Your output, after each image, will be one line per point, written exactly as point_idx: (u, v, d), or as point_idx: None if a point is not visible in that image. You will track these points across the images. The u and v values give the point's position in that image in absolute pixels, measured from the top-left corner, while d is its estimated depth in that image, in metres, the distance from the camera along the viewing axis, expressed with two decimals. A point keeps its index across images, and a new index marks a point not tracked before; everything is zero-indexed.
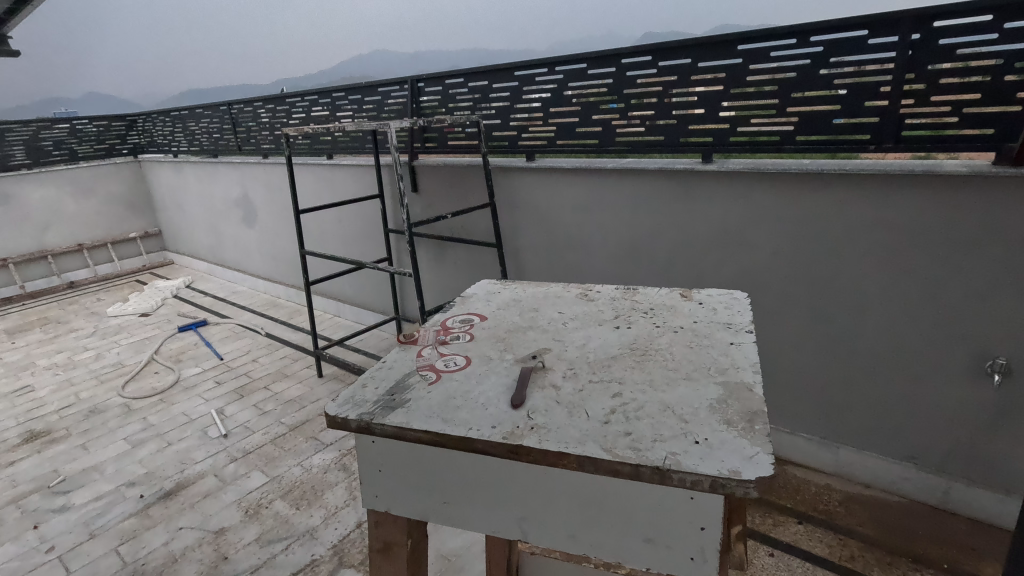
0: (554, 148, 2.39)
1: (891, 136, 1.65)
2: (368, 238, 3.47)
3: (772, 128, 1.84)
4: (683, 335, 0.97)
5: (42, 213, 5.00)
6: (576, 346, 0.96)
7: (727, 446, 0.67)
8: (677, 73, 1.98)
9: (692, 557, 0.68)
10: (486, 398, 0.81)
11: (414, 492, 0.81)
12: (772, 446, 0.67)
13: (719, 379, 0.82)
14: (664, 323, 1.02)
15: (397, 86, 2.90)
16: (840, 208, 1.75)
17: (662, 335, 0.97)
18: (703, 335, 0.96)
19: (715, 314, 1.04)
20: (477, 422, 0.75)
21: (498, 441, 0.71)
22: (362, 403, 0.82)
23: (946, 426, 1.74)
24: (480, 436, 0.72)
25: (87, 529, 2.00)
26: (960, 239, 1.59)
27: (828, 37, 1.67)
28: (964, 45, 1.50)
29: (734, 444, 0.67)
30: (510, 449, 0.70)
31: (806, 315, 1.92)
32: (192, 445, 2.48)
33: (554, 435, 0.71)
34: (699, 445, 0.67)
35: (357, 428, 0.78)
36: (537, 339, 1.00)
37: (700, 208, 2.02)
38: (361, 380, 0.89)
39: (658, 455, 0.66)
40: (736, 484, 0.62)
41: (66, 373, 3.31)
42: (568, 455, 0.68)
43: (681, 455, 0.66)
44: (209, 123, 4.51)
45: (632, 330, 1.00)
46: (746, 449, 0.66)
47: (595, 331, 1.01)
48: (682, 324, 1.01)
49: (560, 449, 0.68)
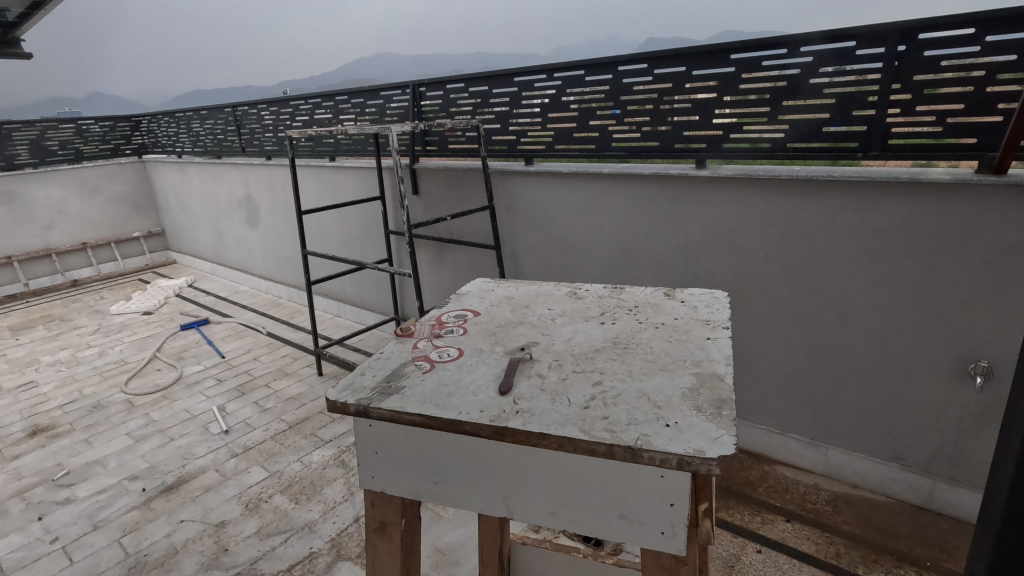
0: (553, 152, 2.44)
1: (878, 143, 1.70)
2: (368, 238, 3.52)
3: (765, 135, 1.89)
4: (663, 330, 1.01)
5: (47, 212, 5.06)
6: (562, 340, 1.01)
7: (695, 429, 0.71)
8: (673, 81, 2.03)
9: (664, 532, 0.72)
10: (476, 385, 0.86)
11: (408, 472, 0.86)
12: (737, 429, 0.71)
13: (695, 368, 0.87)
14: (647, 319, 1.07)
15: (399, 91, 2.95)
16: (828, 212, 1.80)
17: (643, 331, 1.02)
18: (682, 330, 1.01)
19: (695, 311, 1.09)
20: (467, 406, 0.79)
21: (484, 423, 0.75)
22: (361, 389, 0.86)
23: (931, 426, 1.78)
24: (468, 419, 0.76)
25: (90, 521, 2.04)
26: (944, 245, 1.63)
27: (818, 48, 1.73)
28: (947, 57, 1.55)
29: (702, 427, 0.72)
30: (496, 431, 0.75)
31: (795, 317, 1.96)
32: (194, 441, 2.52)
33: (537, 418, 0.75)
34: (669, 427, 0.72)
35: (356, 412, 0.82)
36: (526, 333, 1.05)
37: (692, 211, 2.07)
38: (360, 369, 0.93)
39: (631, 436, 0.70)
40: (701, 462, 0.66)
41: (69, 370, 3.35)
42: (548, 435, 0.72)
43: (652, 436, 0.70)
44: (213, 123, 4.56)
45: (616, 326, 1.05)
46: (712, 432, 0.70)
47: (581, 326, 1.06)
48: (663, 320, 1.06)
49: (542, 430, 0.72)
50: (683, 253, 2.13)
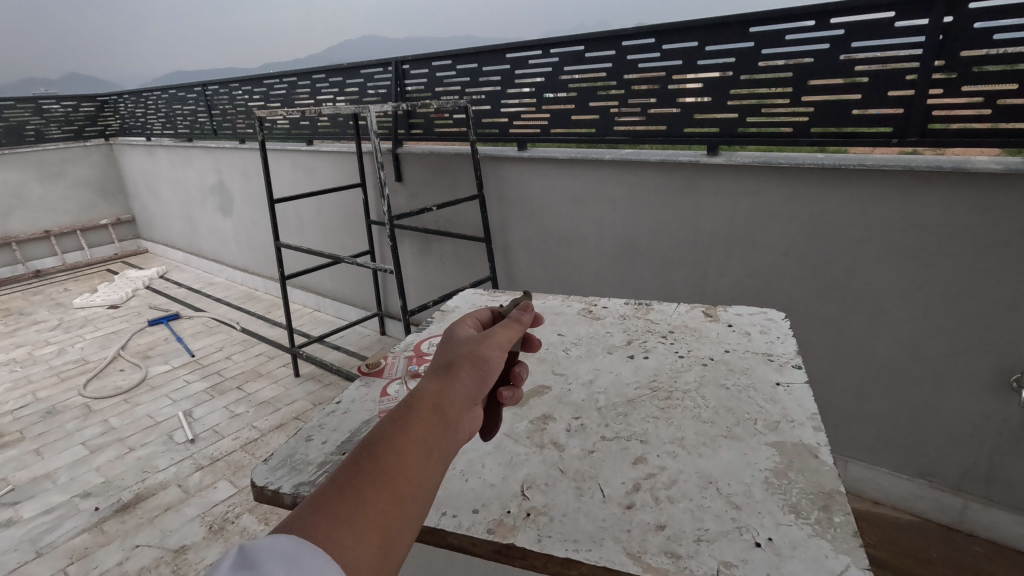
0: (548, 137, 2.22)
1: (916, 128, 1.52)
2: (349, 229, 3.30)
3: (786, 119, 1.69)
4: (713, 370, 0.94)
5: (5, 197, 4.74)
6: (582, 383, 0.93)
7: (800, 551, 0.59)
8: (682, 57, 1.82)
9: None
10: (473, 462, 0.77)
11: None
12: (848, 541, 0.60)
13: (765, 435, 0.78)
14: (691, 352, 1.01)
15: (380, 69, 2.72)
16: (857, 206, 1.62)
17: (689, 369, 0.95)
18: (741, 369, 0.94)
19: (750, 340, 1.04)
20: (454, 507, 0.69)
21: (484, 539, 0.64)
22: (303, 469, 0.80)
23: (968, 440, 1.62)
24: (458, 530, 0.66)
25: (32, 547, 1.83)
26: (987, 242, 1.46)
27: (849, 20, 1.53)
28: (1002, 30, 1.36)
29: (812, 548, 0.60)
30: (497, 549, 0.64)
31: (816, 320, 1.79)
32: (155, 452, 2.31)
33: (559, 533, 0.64)
34: (761, 549, 0.60)
35: (291, 504, 0.75)
36: (536, 371, 0.97)
37: (704, 202, 1.88)
38: (307, 432, 0.87)
39: (708, 570, 0.58)
40: None
41: (24, 370, 3.10)
42: (579, 563, 0.60)
43: (736, 567, 0.58)
44: (181, 105, 4.25)
45: (653, 361, 0.99)
46: (826, 556, 0.58)
47: (604, 362, 0.99)
48: (711, 354, 0.99)
49: (567, 555, 0.61)
50: (692, 249, 1.95)
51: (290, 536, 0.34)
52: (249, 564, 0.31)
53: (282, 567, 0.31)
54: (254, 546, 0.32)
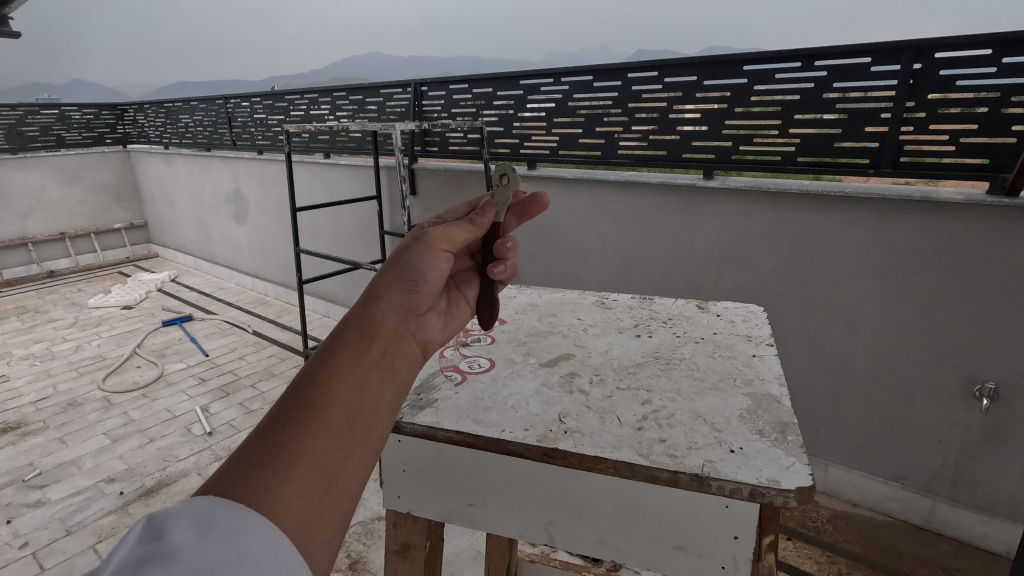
0: (557, 157, 2.40)
1: (890, 161, 1.69)
2: (362, 238, 3.45)
3: (775, 148, 1.86)
4: (705, 345, 1.10)
5: (25, 198, 4.88)
6: (599, 352, 1.08)
7: (763, 455, 0.76)
8: (683, 90, 2.00)
9: (724, 566, 0.75)
10: (515, 401, 0.91)
11: (441, 496, 0.89)
12: (804, 456, 0.76)
13: (744, 388, 0.93)
14: (687, 333, 1.16)
15: (400, 89, 2.90)
16: (838, 227, 1.79)
17: (685, 345, 1.10)
18: (725, 345, 1.10)
19: (734, 325, 1.19)
20: (509, 425, 0.84)
21: (533, 444, 0.80)
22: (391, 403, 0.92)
23: (937, 445, 1.76)
24: (514, 438, 0.81)
25: (62, 526, 1.94)
26: (951, 263, 1.63)
27: (832, 63, 1.71)
28: (964, 77, 1.55)
29: (771, 454, 0.76)
30: (544, 452, 0.79)
31: (800, 331, 1.94)
32: (175, 442, 2.42)
33: (589, 441, 0.80)
34: (735, 453, 0.76)
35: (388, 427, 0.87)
36: (560, 344, 1.13)
37: (700, 221, 2.04)
38: None
39: (696, 463, 0.74)
40: (776, 493, 0.70)
41: (44, 364, 3.22)
42: (605, 460, 0.76)
43: (718, 463, 0.74)
44: (201, 116, 4.43)
45: (656, 338, 1.14)
46: (783, 459, 0.75)
47: (616, 339, 1.14)
48: (703, 334, 1.15)
49: (596, 454, 0.77)
50: (687, 264, 2.11)
51: (204, 503, 0.36)
52: (159, 535, 0.35)
53: (194, 533, 0.35)
54: (166, 518, 0.36)
